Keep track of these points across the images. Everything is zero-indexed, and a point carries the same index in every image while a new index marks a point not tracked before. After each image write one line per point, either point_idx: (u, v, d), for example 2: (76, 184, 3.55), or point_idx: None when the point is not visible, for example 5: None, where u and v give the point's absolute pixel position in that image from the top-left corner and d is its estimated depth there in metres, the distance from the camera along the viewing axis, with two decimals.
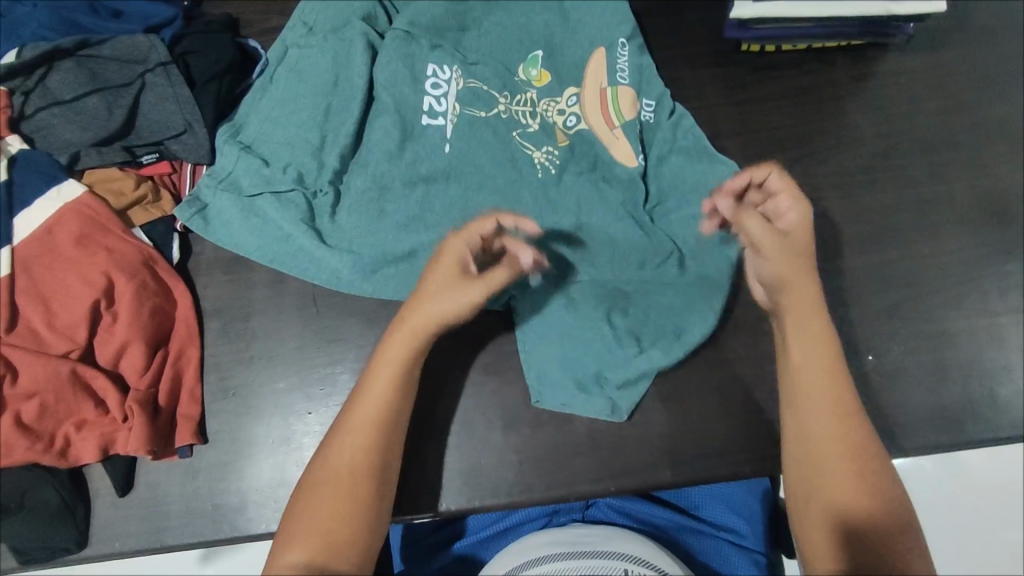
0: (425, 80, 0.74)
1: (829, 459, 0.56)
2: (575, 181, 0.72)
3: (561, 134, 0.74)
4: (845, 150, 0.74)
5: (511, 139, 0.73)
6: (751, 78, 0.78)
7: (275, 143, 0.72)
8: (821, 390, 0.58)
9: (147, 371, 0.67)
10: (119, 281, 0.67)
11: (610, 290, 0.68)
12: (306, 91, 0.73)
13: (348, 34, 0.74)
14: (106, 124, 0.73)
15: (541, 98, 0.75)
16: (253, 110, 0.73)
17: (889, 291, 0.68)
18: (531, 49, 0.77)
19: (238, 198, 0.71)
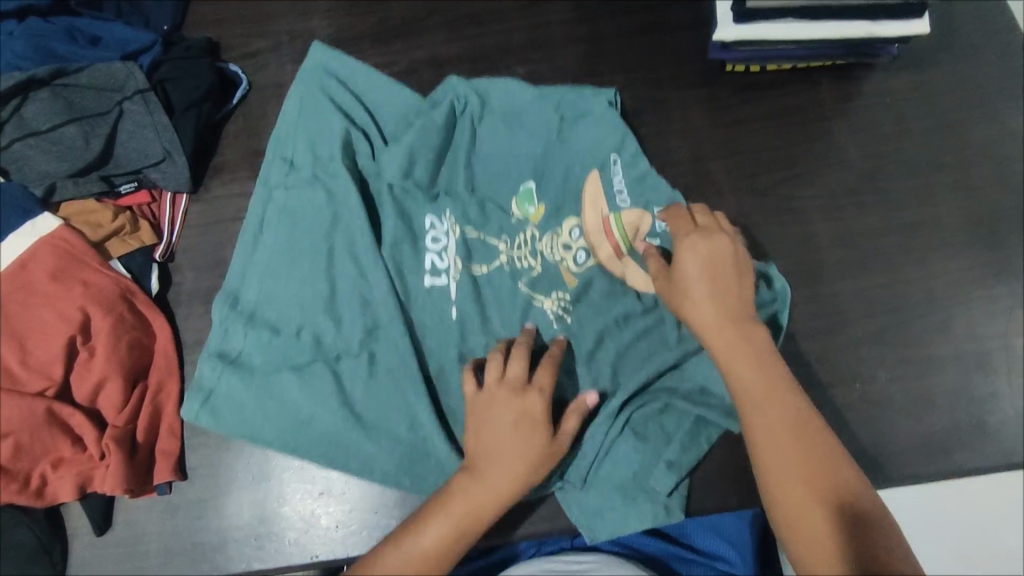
0: (424, 236, 0.71)
1: (792, 469, 0.55)
2: (594, 319, 0.68)
3: (569, 274, 0.70)
4: (832, 172, 0.73)
5: (519, 291, 0.69)
6: (736, 99, 0.77)
7: (274, 315, 0.68)
8: (770, 408, 0.57)
9: (125, 407, 0.66)
10: (95, 316, 0.67)
11: (658, 448, 0.64)
12: (300, 241, 0.69)
13: (334, 170, 0.71)
14: (83, 154, 0.72)
15: (543, 235, 0.71)
16: (248, 270, 0.69)
17: (876, 316, 0.67)
18: (523, 181, 0.73)
19: (250, 386, 0.65)
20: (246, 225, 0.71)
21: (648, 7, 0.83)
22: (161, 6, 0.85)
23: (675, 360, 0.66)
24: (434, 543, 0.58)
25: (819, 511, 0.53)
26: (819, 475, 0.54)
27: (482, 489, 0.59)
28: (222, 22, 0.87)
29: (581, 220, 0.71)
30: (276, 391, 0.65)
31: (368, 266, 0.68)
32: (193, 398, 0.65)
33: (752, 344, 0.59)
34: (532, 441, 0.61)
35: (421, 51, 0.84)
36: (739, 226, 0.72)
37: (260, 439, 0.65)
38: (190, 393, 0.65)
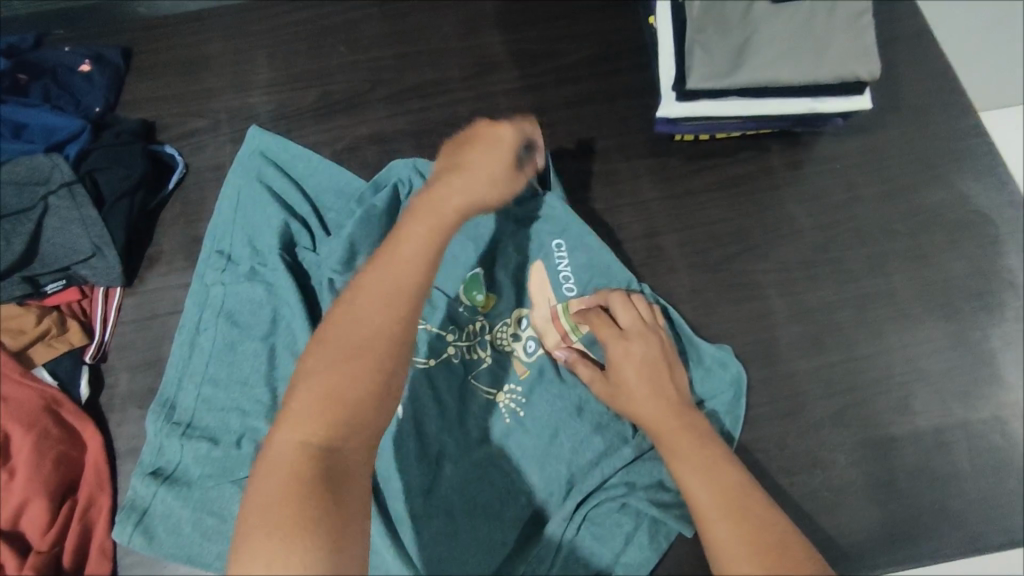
0: None
1: (745, 561, 0.46)
2: (549, 413, 0.67)
3: (520, 364, 0.69)
4: (784, 244, 0.72)
5: (468, 385, 0.68)
6: (685, 169, 0.76)
7: (211, 424, 0.68)
8: (707, 484, 0.52)
9: (50, 528, 0.62)
10: (16, 434, 0.64)
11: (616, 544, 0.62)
12: (238, 348, 0.70)
13: (272, 263, 0.72)
14: (4, 256, 0.69)
15: (492, 325, 0.70)
16: (189, 376, 0.70)
17: (835, 394, 0.66)
18: (471, 268, 0.71)
19: (188, 500, 0.65)
20: (181, 333, 0.72)
21: (594, 76, 0.82)
22: (93, 86, 0.82)
23: (631, 456, 0.64)
24: (413, 255, 0.51)
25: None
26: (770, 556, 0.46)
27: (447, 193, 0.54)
28: (158, 100, 0.84)
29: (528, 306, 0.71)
30: (217, 506, 0.65)
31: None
32: (127, 520, 0.63)
33: (691, 435, 0.56)
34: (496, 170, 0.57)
35: (365, 126, 0.82)
36: (694, 304, 0.70)
37: (199, 561, 0.64)
38: (125, 513, 0.64)
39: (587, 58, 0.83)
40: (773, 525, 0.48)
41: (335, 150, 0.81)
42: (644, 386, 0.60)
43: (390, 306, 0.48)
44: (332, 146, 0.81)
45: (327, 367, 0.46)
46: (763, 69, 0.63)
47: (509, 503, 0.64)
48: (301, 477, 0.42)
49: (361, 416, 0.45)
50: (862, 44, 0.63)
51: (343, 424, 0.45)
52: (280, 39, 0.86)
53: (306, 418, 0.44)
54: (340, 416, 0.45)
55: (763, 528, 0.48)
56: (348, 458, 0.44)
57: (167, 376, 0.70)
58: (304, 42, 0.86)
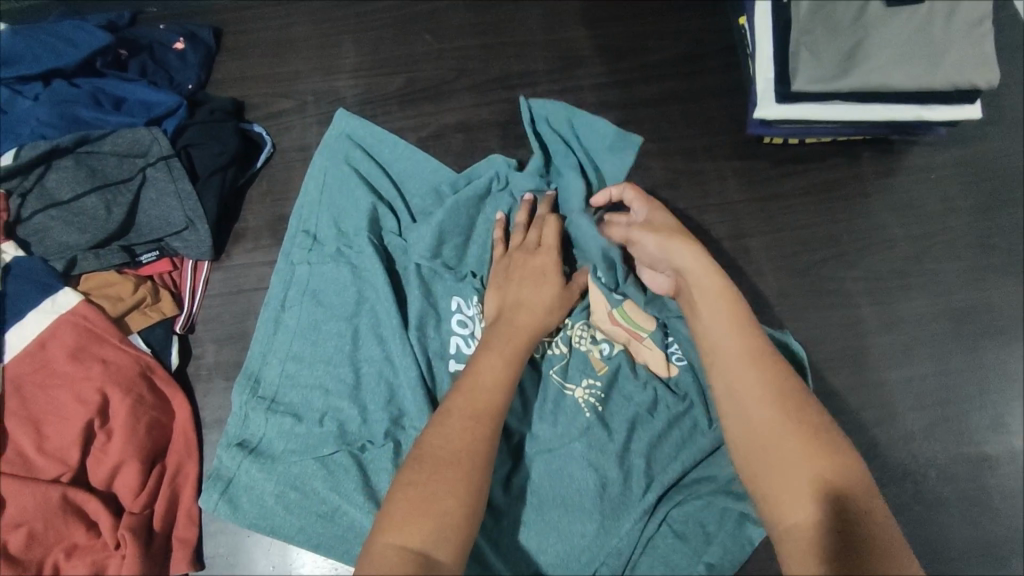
0: (450, 319, 0.71)
1: (783, 459, 0.47)
2: (627, 410, 0.66)
3: (599, 362, 0.68)
4: (876, 252, 0.71)
5: (551, 380, 0.68)
6: (773, 172, 0.75)
7: (295, 401, 0.69)
8: (744, 370, 0.51)
9: (142, 492, 0.64)
10: (114, 398, 0.65)
11: (697, 540, 0.63)
12: (321, 328, 0.71)
13: (360, 246, 0.73)
14: (105, 225, 0.70)
15: (570, 324, 0.70)
16: (273, 353, 0.71)
17: (924, 408, 0.65)
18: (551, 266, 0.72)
19: (271, 474, 0.66)
20: (268, 309, 0.73)
21: (682, 74, 0.81)
22: (186, 65, 0.84)
23: (712, 451, 0.65)
24: (492, 380, 0.58)
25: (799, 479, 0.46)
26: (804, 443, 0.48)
27: (515, 328, 0.63)
28: (247, 80, 0.86)
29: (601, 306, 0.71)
30: (297, 480, 0.66)
31: (393, 353, 0.68)
32: (213, 489, 0.65)
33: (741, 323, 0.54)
34: (550, 284, 0.66)
35: (449, 114, 0.83)
36: (781, 310, 0.70)
37: (281, 534, 0.65)
38: (210, 483, 0.66)
39: (674, 55, 0.82)
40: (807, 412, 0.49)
41: (419, 137, 0.82)
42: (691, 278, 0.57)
43: (474, 424, 0.55)
44: (416, 133, 0.82)
45: (426, 471, 0.52)
46: (875, 73, 0.62)
47: (586, 498, 0.64)
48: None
49: (448, 517, 0.50)
50: (981, 51, 0.62)
51: (435, 526, 0.49)
52: (366, 24, 0.87)
53: (400, 524, 0.49)
54: (432, 526, 0.49)
55: (803, 418, 0.49)
56: (441, 560, 0.48)
57: (254, 350, 0.72)
58: (391, 29, 0.87)
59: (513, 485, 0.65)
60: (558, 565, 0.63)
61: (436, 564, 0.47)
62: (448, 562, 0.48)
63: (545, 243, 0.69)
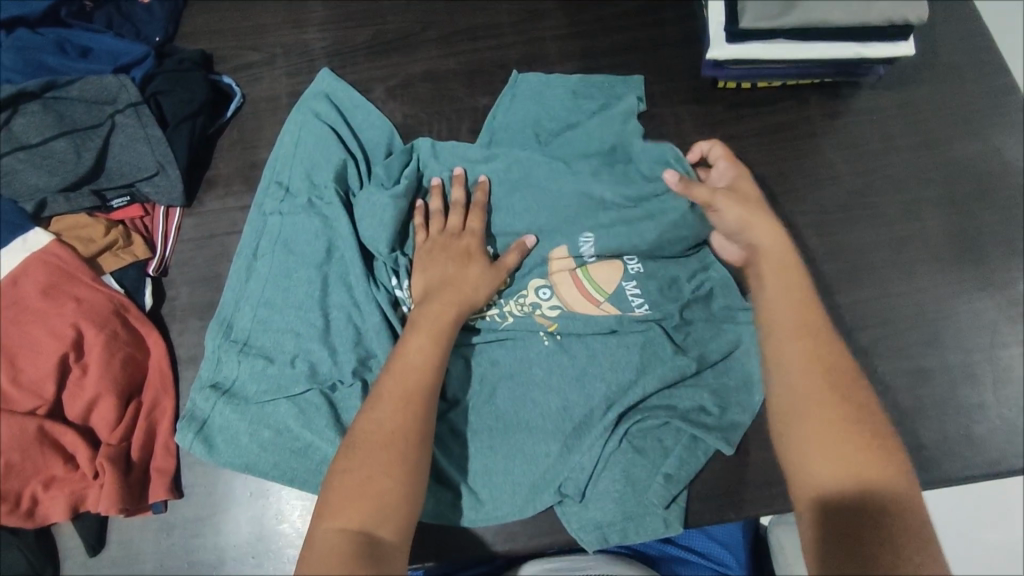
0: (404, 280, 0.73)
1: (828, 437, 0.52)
2: (584, 346, 0.69)
3: (545, 320, 0.71)
4: (822, 188, 0.76)
5: (508, 327, 0.71)
6: (726, 115, 0.79)
7: (267, 343, 0.70)
8: (806, 377, 0.55)
9: (119, 426, 0.65)
10: (88, 334, 0.66)
11: (659, 459, 0.66)
12: (290, 277, 0.72)
13: (328, 197, 0.74)
14: (75, 168, 0.71)
15: (509, 297, 0.72)
16: (246, 299, 0.73)
17: (866, 328, 0.70)
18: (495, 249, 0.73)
19: (245, 412, 0.68)
20: (239, 258, 0.74)
21: (641, 25, 0.85)
22: (153, 18, 0.84)
23: (673, 381, 0.67)
24: (421, 359, 0.61)
25: (843, 478, 0.51)
26: (864, 453, 0.51)
27: (439, 306, 0.64)
28: (216, 34, 0.87)
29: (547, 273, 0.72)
30: (271, 417, 0.67)
31: (360, 297, 0.70)
32: (187, 427, 0.67)
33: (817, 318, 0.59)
34: (476, 265, 0.68)
35: (417, 65, 0.85)
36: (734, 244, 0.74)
37: (256, 469, 0.66)
38: (186, 423, 0.67)
39: (634, 8, 0.85)
40: (871, 421, 0.53)
41: (387, 87, 0.84)
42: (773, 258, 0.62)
43: (405, 406, 0.58)
44: (385, 82, 0.84)
45: (360, 459, 0.55)
46: (815, 12, 0.67)
47: (550, 421, 0.67)
48: (342, 557, 0.50)
49: (384, 499, 0.54)
50: None
51: (374, 509, 0.53)
52: None
53: (340, 511, 0.53)
54: (371, 512, 0.53)
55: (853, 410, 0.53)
56: (382, 535, 0.53)
57: (226, 296, 0.73)
58: None
59: (479, 415, 0.68)
60: (523, 483, 0.66)
61: (377, 538, 0.52)
62: (392, 541, 0.53)
63: (469, 228, 0.71)
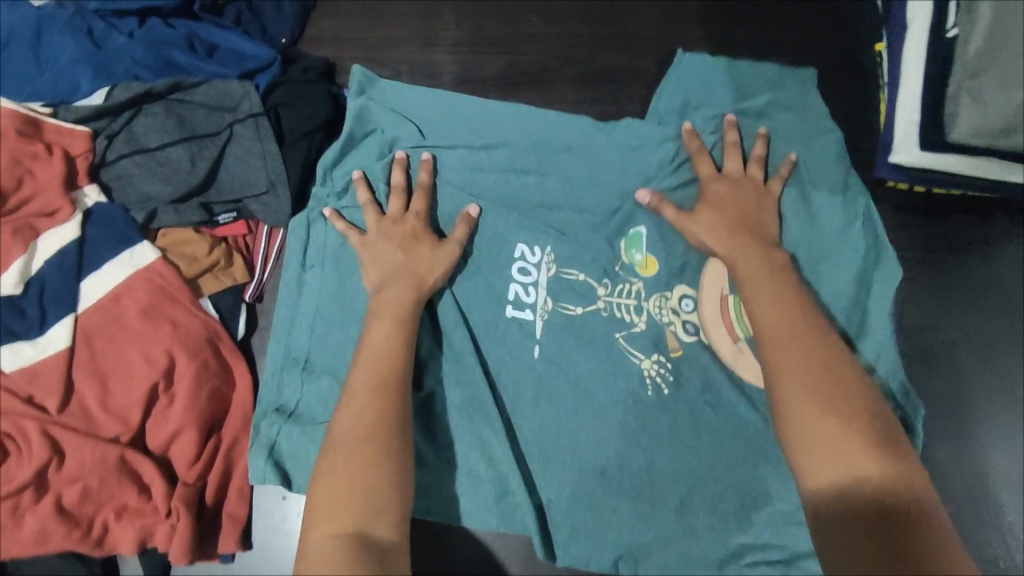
0: (513, 265, 0.66)
1: (829, 438, 0.47)
2: (690, 425, 0.62)
3: (675, 342, 0.64)
4: (991, 320, 0.68)
5: (619, 345, 0.64)
6: (892, 219, 0.71)
7: (329, 361, 0.64)
8: (811, 386, 0.50)
9: (197, 462, 0.62)
10: (180, 362, 0.62)
11: None
12: (355, 291, 0.65)
13: None
14: (188, 178, 0.67)
15: (651, 293, 0.65)
16: (301, 315, 0.67)
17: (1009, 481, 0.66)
18: (634, 226, 0.66)
19: (313, 436, 0.62)
20: (287, 271, 0.68)
21: None
22: (282, 17, 0.79)
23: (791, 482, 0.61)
24: (384, 344, 0.57)
25: (851, 486, 0.45)
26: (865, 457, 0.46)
27: (390, 292, 0.60)
28: (342, 40, 0.81)
29: (698, 310, 0.65)
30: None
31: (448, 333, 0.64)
32: (258, 456, 0.62)
33: (800, 315, 0.55)
34: (422, 246, 0.62)
35: (550, 105, 0.78)
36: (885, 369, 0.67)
37: None
38: (254, 447, 0.62)
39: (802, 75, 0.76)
40: (871, 421, 0.48)
41: None
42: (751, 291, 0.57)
43: (379, 400, 0.53)
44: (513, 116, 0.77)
45: (335, 473, 0.49)
46: None
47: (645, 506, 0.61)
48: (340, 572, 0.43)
49: (378, 497, 0.48)
50: None
51: (364, 508, 0.47)
52: None
53: (328, 518, 0.47)
54: (357, 514, 0.47)
55: (856, 414, 0.48)
56: (379, 536, 0.47)
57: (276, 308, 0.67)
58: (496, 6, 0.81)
59: (566, 485, 0.62)
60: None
61: (375, 542, 0.46)
62: (390, 542, 0.47)
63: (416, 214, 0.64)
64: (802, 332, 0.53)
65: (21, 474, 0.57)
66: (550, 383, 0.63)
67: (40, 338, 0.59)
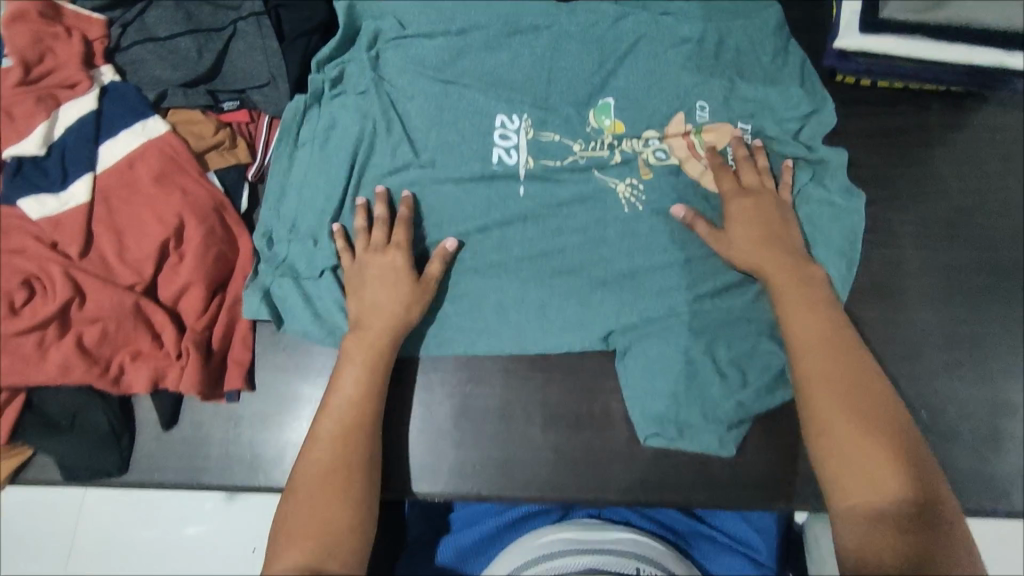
0: (494, 131, 0.76)
1: (861, 456, 0.55)
2: (644, 271, 0.71)
3: (645, 168, 0.74)
4: (932, 198, 0.73)
5: (594, 177, 0.75)
6: (841, 110, 0.77)
7: (313, 223, 0.73)
8: (843, 409, 0.58)
9: (204, 314, 0.69)
10: (189, 223, 0.69)
11: (724, 411, 0.67)
12: (341, 160, 0.75)
13: (401, 88, 0.78)
14: (195, 66, 0.74)
15: (621, 140, 0.76)
16: (291, 184, 0.75)
17: (956, 347, 0.68)
18: (602, 97, 0.78)
19: (300, 284, 0.71)
20: (281, 146, 0.76)
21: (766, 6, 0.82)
22: None
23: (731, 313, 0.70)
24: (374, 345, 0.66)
25: (871, 501, 0.54)
26: (883, 474, 0.54)
27: (370, 290, 0.67)
28: None
29: (670, 142, 0.75)
30: (318, 293, 0.71)
31: (420, 190, 0.74)
32: (253, 293, 0.69)
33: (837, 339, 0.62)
34: (405, 281, 0.67)
35: None
36: (841, 235, 0.71)
37: (312, 336, 0.70)
38: (249, 289, 0.70)
39: None
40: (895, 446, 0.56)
41: None
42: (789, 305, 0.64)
43: (371, 385, 0.65)
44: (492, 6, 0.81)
45: (343, 424, 0.62)
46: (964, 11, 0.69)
47: (597, 329, 0.70)
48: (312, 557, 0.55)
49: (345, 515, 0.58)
50: None
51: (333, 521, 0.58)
52: None
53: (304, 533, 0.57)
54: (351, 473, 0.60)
55: (883, 439, 0.56)
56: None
57: (271, 179, 0.76)
58: None
59: (529, 317, 0.70)
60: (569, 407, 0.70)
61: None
62: None
63: (396, 241, 0.69)
64: (836, 356, 0.61)
65: (47, 308, 0.64)
66: (524, 226, 0.73)
67: (62, 193, 0.66)
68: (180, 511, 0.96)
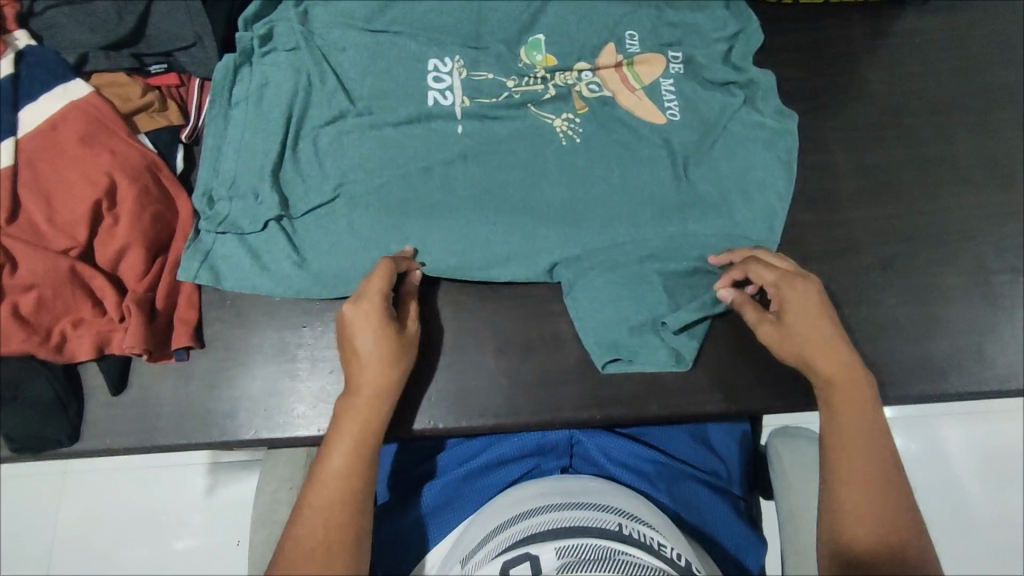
0: (427, 75, 0.75)
1: (858, 477, 0.56)
2: (587, 197, 0.72)
3: (580, 101, 0.75)
4: (856, 105, 0.76)
5: (528, 113, 0.74)
6: (765, 29, 0.80)
7: (253, 180, 0.71)
8: (855, 428, 0.58)
9: (146, 276, 0.68)
10: (121, 184, 0.67)
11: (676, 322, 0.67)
12: (276, 115, 0.73)
13: (332, 40, 0.76)
14: (116, 29, 0.72)
15: (553, 72, 0.76)
16: (227, 143, 0.73)
17: (885, 244, 0.71)
18: (533, 33, 0.78)
19: (245, 240, 0.70)
20: (213, 105, 0.74)
21: None
22: None
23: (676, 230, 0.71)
24: (386, 373, 0.61)
25: (868, 522, 0.55)
26: (878, 498, 0.56)
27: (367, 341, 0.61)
28: None
29: (600, 76, 0.76)
30: (264, 247, 0.70)
31: (358, 138, 0.72)
32: (193, 258, 0.69)
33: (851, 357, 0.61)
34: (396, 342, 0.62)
35: None
36: (771, 146, 0.74)
37: (262, 290, 0.69)
38: (191, 251, 0.69)
39: None
40: (894, 477, 0.57)
41: None
42: (795, 301, 0.62)
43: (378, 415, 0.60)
44: None
45: (352, 452, 0.58)
46: None
47: (544, 257, 0.70)
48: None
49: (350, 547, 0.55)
50: None
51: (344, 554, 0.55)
52: None
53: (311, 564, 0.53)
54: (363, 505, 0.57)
55: (882, 462, 0.57)
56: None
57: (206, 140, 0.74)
58: None
59: (477, 252, 0.71)
60: (519, 336, 0.71)
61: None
62: None
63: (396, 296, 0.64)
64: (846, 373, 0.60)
65: None
66: (465, 162, 0.72)
67: None
68: (172, 502, 1.05)
